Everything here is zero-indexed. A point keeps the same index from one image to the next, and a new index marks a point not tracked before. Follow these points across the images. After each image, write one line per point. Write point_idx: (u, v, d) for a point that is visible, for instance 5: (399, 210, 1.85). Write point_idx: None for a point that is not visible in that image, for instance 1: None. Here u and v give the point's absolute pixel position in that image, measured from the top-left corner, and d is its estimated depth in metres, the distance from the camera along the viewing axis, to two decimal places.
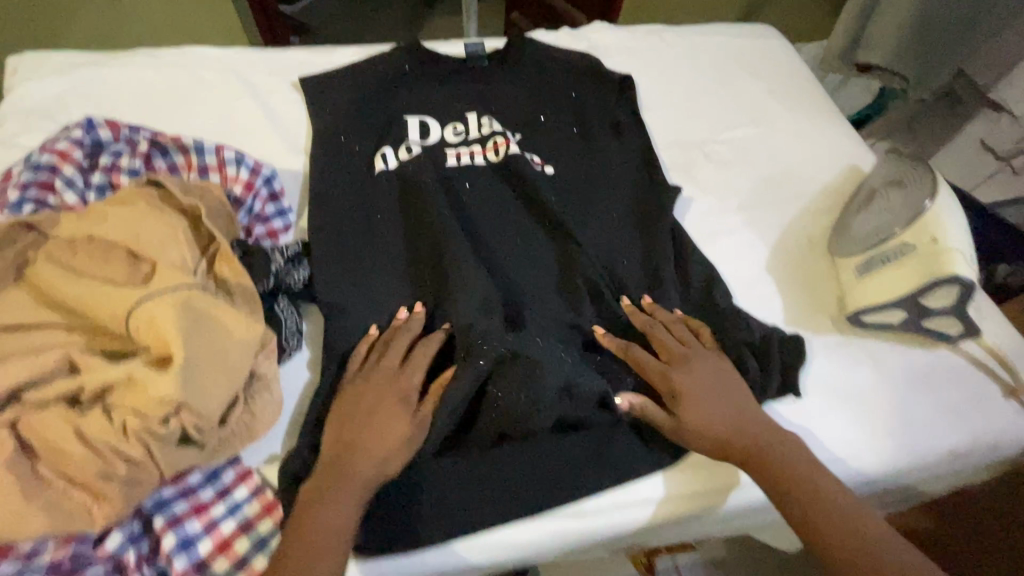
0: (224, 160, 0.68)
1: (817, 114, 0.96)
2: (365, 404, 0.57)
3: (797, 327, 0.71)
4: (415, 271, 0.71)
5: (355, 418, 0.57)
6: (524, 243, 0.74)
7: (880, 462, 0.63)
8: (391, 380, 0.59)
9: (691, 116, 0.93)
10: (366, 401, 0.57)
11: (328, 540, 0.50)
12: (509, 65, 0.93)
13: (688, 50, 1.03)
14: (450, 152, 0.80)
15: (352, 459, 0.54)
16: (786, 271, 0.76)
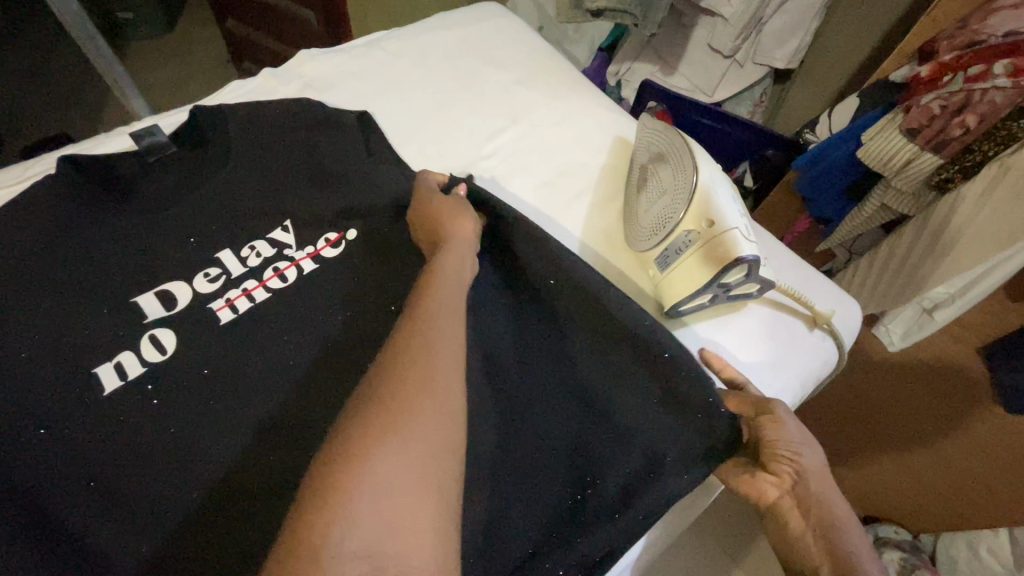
0: None
1: (571, 89, 0.92)
2: (432, 223, 0.65)
3: None
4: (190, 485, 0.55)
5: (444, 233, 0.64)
6: (319, 381, 0.61)
7: None
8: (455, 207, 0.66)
9: (448, 137, 0.82)
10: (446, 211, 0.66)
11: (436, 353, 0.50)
12: (208, 144, 0.72)
13: (418, 55, 0.91)
14: (217, 306, 0.64)
15: (387, 399, 0.45)
16: None
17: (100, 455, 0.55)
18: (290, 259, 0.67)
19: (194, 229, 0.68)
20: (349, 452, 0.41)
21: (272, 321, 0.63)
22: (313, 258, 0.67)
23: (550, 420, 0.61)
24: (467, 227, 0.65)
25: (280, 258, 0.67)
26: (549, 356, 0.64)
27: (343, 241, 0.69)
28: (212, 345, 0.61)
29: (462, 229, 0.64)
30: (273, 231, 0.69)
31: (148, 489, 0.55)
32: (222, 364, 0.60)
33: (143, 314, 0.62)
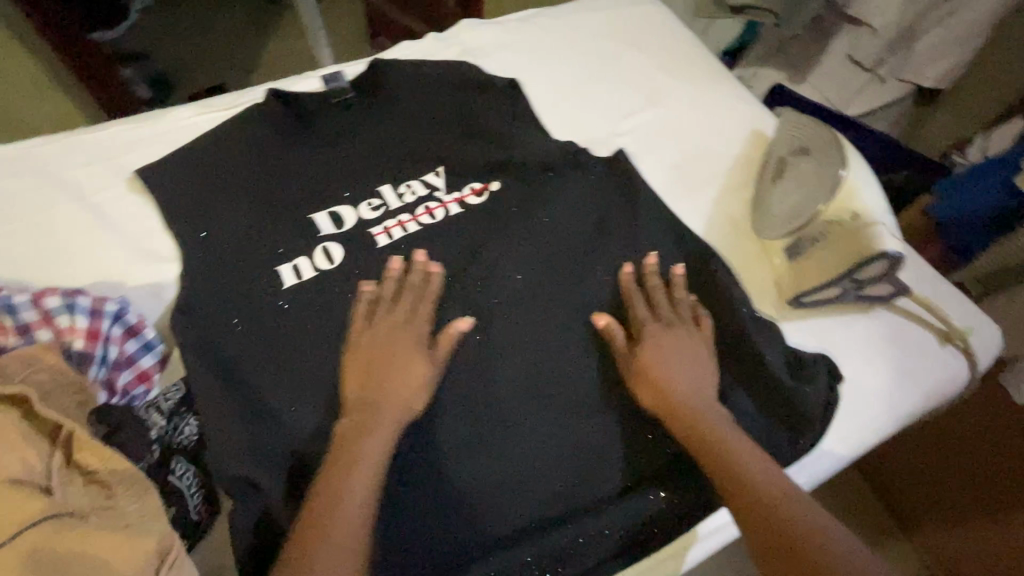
0: (49, 311, 0.53)
1: (711, 79, 0.93)
2: (369, 365, 0.61)
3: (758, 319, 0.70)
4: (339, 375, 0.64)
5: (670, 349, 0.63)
6: (453, 310, 0.68)
7: (852, 447, 0.64)
8: (410, 348, 0.62)
9: (588, 111, 0.87)
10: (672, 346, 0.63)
11: (356, 472, 0.53)
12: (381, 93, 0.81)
13: (567, 34, 0.96)
14: (375, 231, 0.72)
15: (331, 516, 0.50)
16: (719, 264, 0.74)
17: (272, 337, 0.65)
18: (439, 201, 0.75)
19: (362, 164, 0.77)
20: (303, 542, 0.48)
21: (420, 252, 0.71)
22: (460, 204, 0.74)
23: None
24: (421, 377, 0.61)
25: (431, 199, 0.75)
26: None
27: (487, 191, 0.76)
28: (368, 264, 0.70)
29: (412, 381, 0.60)
30: (427, 176, 0.77)
31: None
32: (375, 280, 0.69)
33: (316, 228, 0.71)
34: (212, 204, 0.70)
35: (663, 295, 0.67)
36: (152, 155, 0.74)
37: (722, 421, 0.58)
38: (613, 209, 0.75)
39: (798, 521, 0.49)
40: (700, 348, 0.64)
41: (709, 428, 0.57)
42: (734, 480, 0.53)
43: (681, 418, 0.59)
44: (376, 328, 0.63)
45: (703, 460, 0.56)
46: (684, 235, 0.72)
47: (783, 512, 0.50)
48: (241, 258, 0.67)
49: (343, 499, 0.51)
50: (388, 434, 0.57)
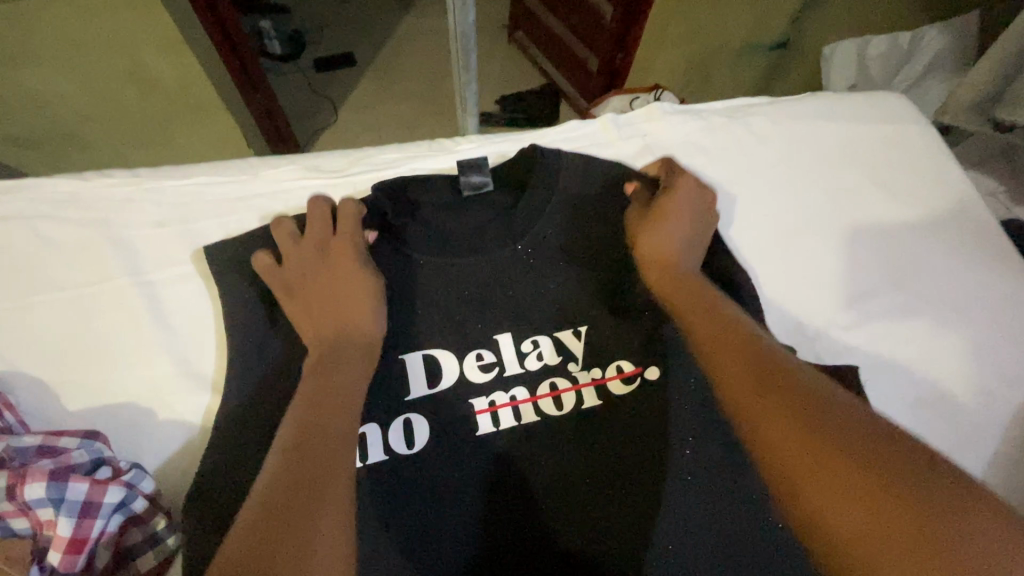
0: (27, 503, 0.38)
1: (989, 269, 0.65)
2: (309, 300, 0.51)
3: None
4: None
5: (676, 222, 0.57)
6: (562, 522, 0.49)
7: None
8: (338, 262, 0.52)
9: (804, 286, 0.63)
10: (675, 223, 0.57)
11: (339, 401, 0.43)
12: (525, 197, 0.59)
13: (789, 150, 0.70)
14: (479, 407, 0.53)
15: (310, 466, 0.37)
16: None
17: None
18: (571, 380, 0.54)
19: (482, 292, 0.56)
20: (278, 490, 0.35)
21: (540, 452, 0.52)
22: (599, 392, 0.54)
23: None
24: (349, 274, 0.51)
25: (561, 372, 0.55)
26: None
27: (638, 378, 0.54)
28: (471, 457, 0.52)
29: (353, 299, 0.50)
30: (563, 336, 0.56)
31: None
32: (468, 487, 0.50)
33: (404, 379, 0.53)
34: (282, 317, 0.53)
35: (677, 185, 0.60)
36: (234, 230, 0.59)
37: (730, 307, 0.49)
38: None
39: (866, 445, 0.35)
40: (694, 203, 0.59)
41: (724, 319, 0.47)
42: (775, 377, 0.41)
43: (693, 307, 0.50)
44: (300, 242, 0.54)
45: (722, 357, 0.44)
46: None
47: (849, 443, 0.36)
48: None
49: (322, 425, 0.40)
50: (357, 353, 0.47)
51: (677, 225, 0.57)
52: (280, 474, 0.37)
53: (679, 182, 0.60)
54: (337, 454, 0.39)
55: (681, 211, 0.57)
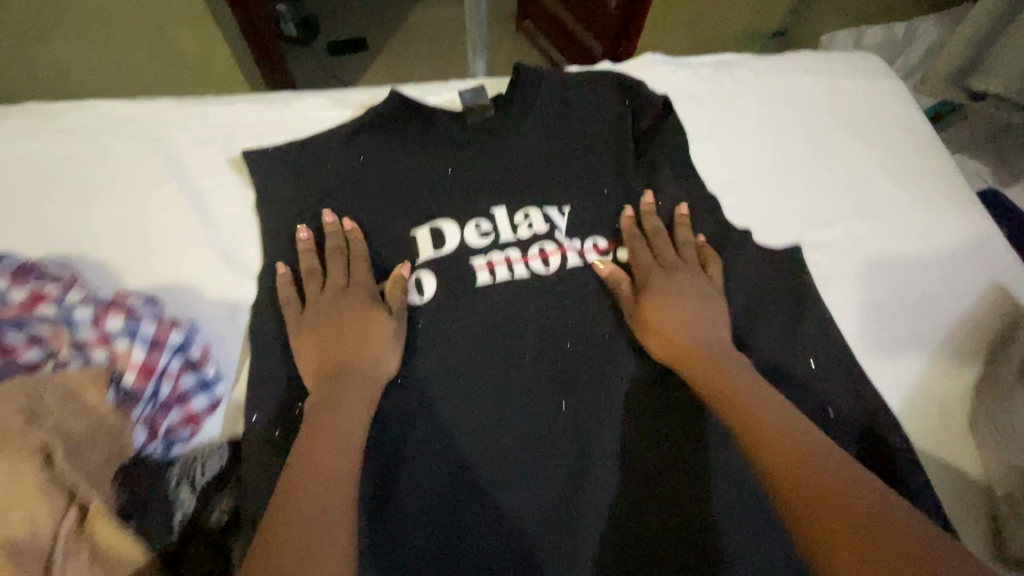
0: (110, 334, 0.46)
1: (946, 199, 0.70)
2: (323, 352, 0.53)
3: None
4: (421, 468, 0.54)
5: (666, 310, 0.58)
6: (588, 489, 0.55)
7: None
8: (356, 313, 0.55)
9: (777, 205, 0.69)
10: (673, 308, 0.58)
11: (342, 441, 0.46)
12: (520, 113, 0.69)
13: (765, 94, 0.77)
14: (479, 264, 0.62)
15: (316, 496, 0.40)
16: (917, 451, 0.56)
17: None
18: (557, 244, 0.63)
19: (486, 201, 0.65)
20: (282, 505, 0.39)
21: (530, 329, 0.59)
22: (579, 257, 0.64)
23: None
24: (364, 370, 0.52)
25: (548, 238, 0.64)
26: None
27: (611, 253, 0.65)
28: (472, 332, 0.59)
29: (372, 341, 0.53)
30: (549, 209, 0.66)
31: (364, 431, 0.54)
32: (467, 357, 0.58)
33: (418, 265, 0.62)
34: (317, 218, 0.62)
35: (682, 275, 0.61)
36: (268, 142, 0.66)
37: (737, 368, 0.53)
38: (770, 344, 0.59)
39: (840, 478, 0.40)
40: (712, 300, 0.59)
41: (724, 384, 0.51)
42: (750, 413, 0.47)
43: (697, 368, 0.54)
44: (321, 293, 0.56)
45: (730, 418, 0.48)
46: (865, 403, 0.56)
47: (815, 459, 0.41)
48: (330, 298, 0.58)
49: (328, 462, 0.43)
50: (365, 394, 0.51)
51: (672, 300, 0.59)
52: (296, 479, 0.41)
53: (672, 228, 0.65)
54: (344, 474, 0.43)
55: (686, 283, 0.60)
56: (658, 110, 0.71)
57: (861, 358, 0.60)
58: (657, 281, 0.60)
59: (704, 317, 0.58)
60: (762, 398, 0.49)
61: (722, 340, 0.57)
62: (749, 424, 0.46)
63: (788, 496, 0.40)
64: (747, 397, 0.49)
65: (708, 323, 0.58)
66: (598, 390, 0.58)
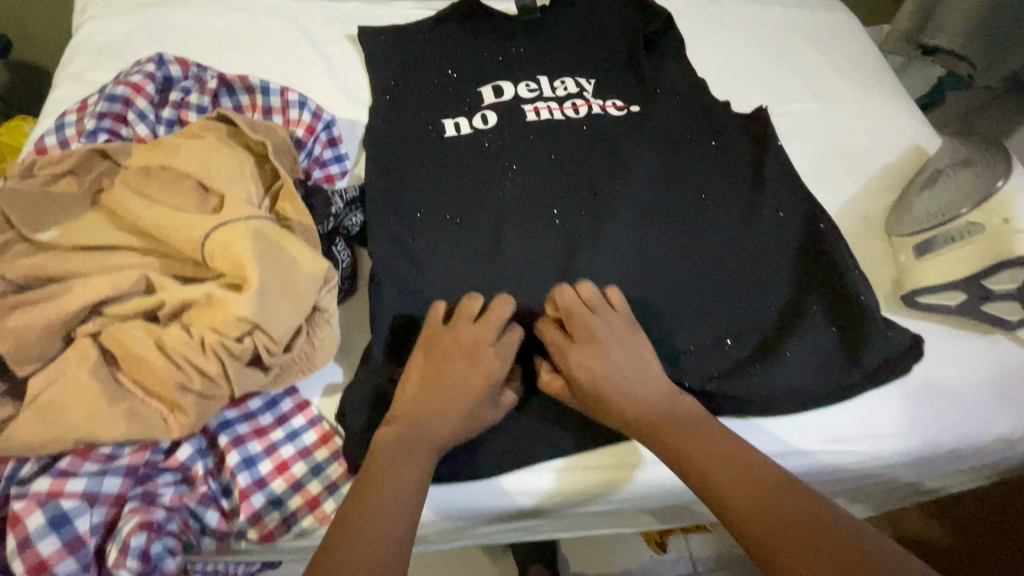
0: (287, 102, 0.68)
1: (881, 92, 0.91)
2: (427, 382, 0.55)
3: (893, 310, 0.69)
4: (487, 226, 0.72)
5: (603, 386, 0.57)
6: (670, 315, 0.68)
7: (944, 444, 0.62)
8: (472, 358, 0.56)
9: (752, 88, 0.90)
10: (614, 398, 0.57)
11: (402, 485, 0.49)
12: (558, 18, 0.93)
13: (748, 17, 0.99)
14: (527, 109, 0.83)
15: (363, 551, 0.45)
16: (851, 241, 0.75)
17: (422, 168, 0.75)
18: (584, 100, 0.85)
19: (534, 72, 0.87)
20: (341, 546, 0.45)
21: (562, 148, 0.79)
22: (601, 108, 0.84)
23: (754, 310, 0.69)
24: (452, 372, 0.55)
25: (578, 96, 0.85)
26: (787, 281, 0.70)
27: (626, 109, 0.84)
28: (521, 146, 0.79)
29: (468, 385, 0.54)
30: (578, 79, 0.87)
31: (442, 199, 0.73)
32: (517, 162, 0.77)
33: (481, 105, 0.83)
34: (411, 75, 0.85)
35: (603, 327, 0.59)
36: (373, 25, 0.90)
37: (694, 429, 0.55)
38: (743, 169, 0.79)
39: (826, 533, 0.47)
40: (631, 350, 0.59)
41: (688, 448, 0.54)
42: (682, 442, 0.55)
43: (660, 440, 0.56)
44: (445, 332, 0.57)
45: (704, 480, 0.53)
46: (813, 205, 0.75)
47: (777, 502, 0.49)
48: (420, 123, 0.80)
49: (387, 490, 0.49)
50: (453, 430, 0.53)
51: (608, 386, 0.57)
52: (350, 533, 0.46)
53: (569, 303, 0.60)
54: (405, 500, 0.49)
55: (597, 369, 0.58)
56: (662, 21, 0.94)
57: (810, 183, 0.80)
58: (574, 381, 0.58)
59: (637, 382, 0.58)
60: (712, 446, 0.54)
61: (643, 371, 0.59)
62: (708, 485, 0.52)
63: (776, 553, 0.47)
64: (691, 452, 0.54)
65: (642, 394, 0.57)
66: (608, 175, 0.77)
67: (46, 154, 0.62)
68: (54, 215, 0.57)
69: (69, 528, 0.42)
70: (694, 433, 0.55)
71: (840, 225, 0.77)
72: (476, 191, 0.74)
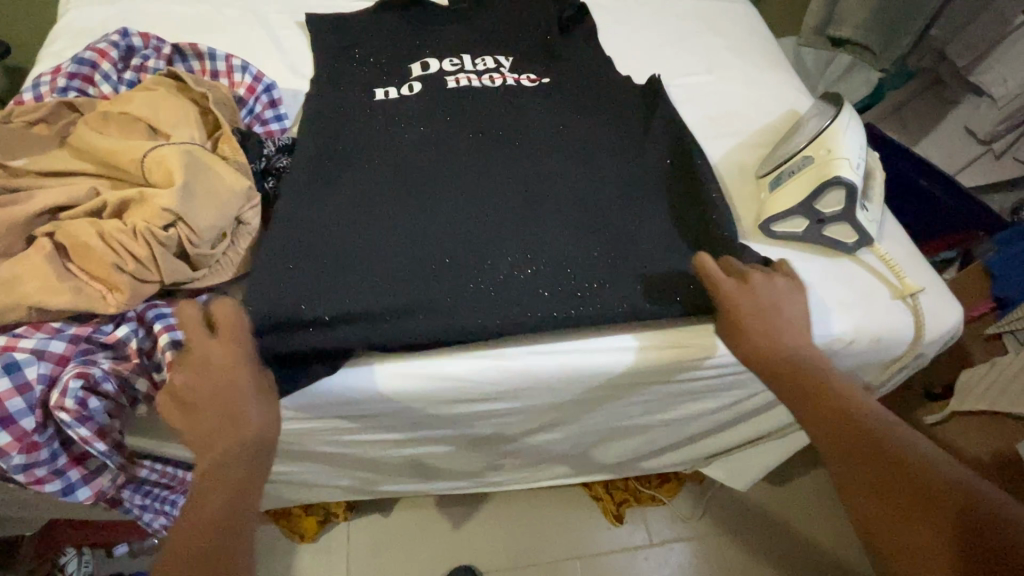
0: (232, 67, 0.81)
1: (767, 67, 1.04)
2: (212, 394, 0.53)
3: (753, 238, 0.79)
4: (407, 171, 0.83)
5: (771, 322, 0.63)
6: None
7: None
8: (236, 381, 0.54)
9: (654, 65, 1.03)
10: (757, 320, 0.63)
11: None
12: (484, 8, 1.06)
13: (655, 7, 1.13)
14: (450, 80, 0.95)
15: None
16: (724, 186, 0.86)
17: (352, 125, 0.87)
18: (501, 72, 0.97)
19: (459, 51, 1.00)
20: None
21: (477, 110, 0.91)
22: (515, 79, 0.96)
23: None
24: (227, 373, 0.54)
25: (496, 70, 0.97)
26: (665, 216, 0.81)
27: (538, 80, 0.97)
28: (441, 109, 0.91)
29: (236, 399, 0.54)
30: (498, 56, 1.00)
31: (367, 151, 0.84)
32: (437, 123, 0.89)
33: (411, 77, 0.95)
34: (350, 53, 0.98)
35: (779, 280, 0.66)
36: (320, 13, 1.03)
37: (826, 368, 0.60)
38: (637, 127, 0.91)
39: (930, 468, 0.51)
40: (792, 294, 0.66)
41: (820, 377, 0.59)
42: (801, 381, 0.59)
43: (782, 372, 0.60)
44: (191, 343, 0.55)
45: (810, 422, 0.57)
46: (693, 155, 0.87)
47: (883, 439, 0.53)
48: (354, 90, 0.92)
49: None
50: (245, 454, 0.52)
51: (769, 312, 0.64)
52: None
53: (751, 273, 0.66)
54: None
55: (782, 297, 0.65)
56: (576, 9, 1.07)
57: (694, 140, 0.92)
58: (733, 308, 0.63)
59: (792, 313, 0.64)
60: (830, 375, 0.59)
61: (793, 310, 0.65)
62: (819, 408, 0.57)
63: (872, 500, 0.51)
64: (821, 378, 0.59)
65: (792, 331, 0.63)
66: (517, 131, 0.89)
67: (22, 105, 0.73)
68: (26, 150, 0.68)
69: (20, 374, 0.52)
70: (824, 373, 0.59)
71: (717, 173, 0.88)
72: (399, 143, 0.85)
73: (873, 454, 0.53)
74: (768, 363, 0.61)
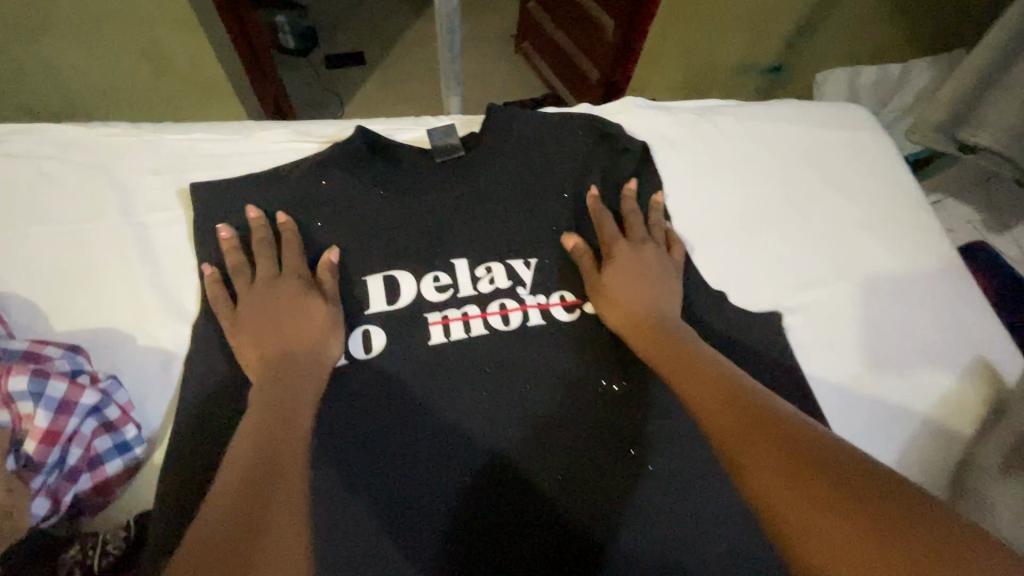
0: (9, 393, 0.42)
1: (924, 265, 0.69)
2: (262, 329, 0.51)
3: None
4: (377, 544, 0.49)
5: (633, 285, 0.58)
6: None
7: None
8: (307, 305, 0.53)
9: (753, 269, 0.66)
10: (632, 281, 0.58)
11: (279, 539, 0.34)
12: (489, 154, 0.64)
13: (751, 145, 0.74)
14: (433, 319, 0.57)
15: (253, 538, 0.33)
16: None
17: None
18: (518, 301, 0.59)
19: (450, 250, 0.60)
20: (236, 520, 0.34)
21: (488, 390, 0.55)
22: (542, 314, 0.59)
23: None
24: (306, 404, 0.46)
25: (510, 294, 0.59)
26: None
27: (579, 307, 0.60)
28: (429, 390, 0.55)
29: (308, 328, 0.52)
30: (513, 260, 0.61)
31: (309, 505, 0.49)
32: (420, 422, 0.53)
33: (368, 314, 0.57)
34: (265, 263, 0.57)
35: (650, 251, 0.61)
36: (220, 175, 0.62)
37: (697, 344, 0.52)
38: None
39: (801, 428, 0.39)
40: (671, 275, 0.60)
41: (687, 348, 0.51)
42: (671, 362, 0.50)
43: (651, 338, 0.54)
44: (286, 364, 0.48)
45: (699, 402, 0.45)
46: None
47: (767, 407, 0.41)
48: None
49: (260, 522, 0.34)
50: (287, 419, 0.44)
51: (630, 273, 0.58)
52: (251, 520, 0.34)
53: (620, 249, 0.60)
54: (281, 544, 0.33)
55: (643, 273, 0.59)
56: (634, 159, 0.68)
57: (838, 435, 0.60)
58: (616, 263, 0.59)
59: (657, 287, 0.58)
60: (698, 349, 0.51)
61: (666, 283, 0.59)
62: (682, 367, 0.49)
63: (788, 494, 0.35)
64: (677, 348, 0.51)
65: (664, 303, 0.57)
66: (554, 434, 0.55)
67: None
68: None
69: None
70: (693, 357, 0.50)
71: None
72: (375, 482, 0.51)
73: (738, 422, 0.41)
74: (629, 321, 0.56)
